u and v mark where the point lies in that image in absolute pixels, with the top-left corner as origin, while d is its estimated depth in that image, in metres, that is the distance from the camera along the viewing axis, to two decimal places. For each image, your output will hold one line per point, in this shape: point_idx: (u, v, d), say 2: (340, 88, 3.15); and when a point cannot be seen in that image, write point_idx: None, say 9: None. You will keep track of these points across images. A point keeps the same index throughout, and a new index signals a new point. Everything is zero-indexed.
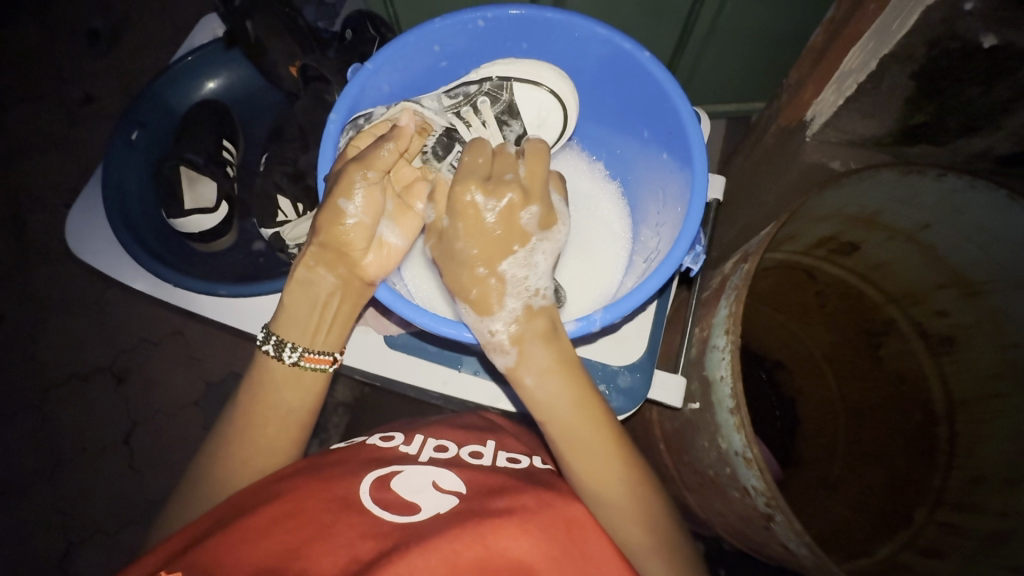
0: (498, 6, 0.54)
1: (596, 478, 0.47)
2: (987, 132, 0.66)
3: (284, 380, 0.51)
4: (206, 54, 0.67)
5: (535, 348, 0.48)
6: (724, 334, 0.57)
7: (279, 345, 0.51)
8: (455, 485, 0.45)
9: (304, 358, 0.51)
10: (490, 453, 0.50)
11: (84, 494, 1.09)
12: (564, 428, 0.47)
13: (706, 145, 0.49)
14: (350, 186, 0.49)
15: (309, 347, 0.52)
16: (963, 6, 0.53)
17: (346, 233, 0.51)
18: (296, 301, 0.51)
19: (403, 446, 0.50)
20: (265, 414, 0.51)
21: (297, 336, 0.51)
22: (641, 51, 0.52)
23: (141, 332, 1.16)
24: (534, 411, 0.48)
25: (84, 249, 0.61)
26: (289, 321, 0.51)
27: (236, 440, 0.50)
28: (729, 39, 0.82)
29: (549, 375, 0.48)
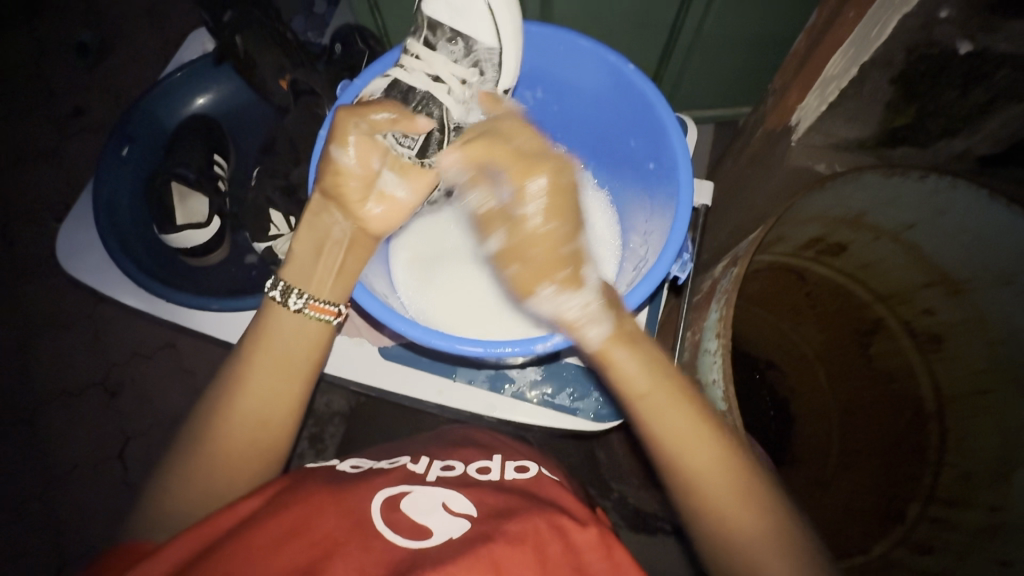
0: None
1: (695, 466, 0.45)
2: (966, 133, 0.67)
3: (287, 328, 0.49)
4: (196, 68, 0.67)
5: (625, 322, 0.49)
6: (715, 338, 0.57)
7: (286, 292, 0.50)
8: (464, 508, 0.45)
9: (310, 306, 0.50)
10: (498, 467, 0.52)
11: (78, 511, 1.08)
12: (663, 405, 0.47)
13: (689, 150, 0.51)
14: (346, 134, 0.52)
15: (315, 296, 0.51)
16: (938, 13, 0.56)
17: (356, 189, 0.54)
18: (304, 241, 0.53)
19: (410, 464, 0.51)
20: (262, 367, 0.48)
21: (308, 284, 0.51)
22: (625, 63, 0.54)
23: (134, 345, 1.16)
24: (629, 384, 0.47)
25: (75, 266, 0.61)
26: (299, 268, 0.52)
27: (235, 399, 0.47)
28: (714, 46, 0.83)
29: (635, 342, 0.49)
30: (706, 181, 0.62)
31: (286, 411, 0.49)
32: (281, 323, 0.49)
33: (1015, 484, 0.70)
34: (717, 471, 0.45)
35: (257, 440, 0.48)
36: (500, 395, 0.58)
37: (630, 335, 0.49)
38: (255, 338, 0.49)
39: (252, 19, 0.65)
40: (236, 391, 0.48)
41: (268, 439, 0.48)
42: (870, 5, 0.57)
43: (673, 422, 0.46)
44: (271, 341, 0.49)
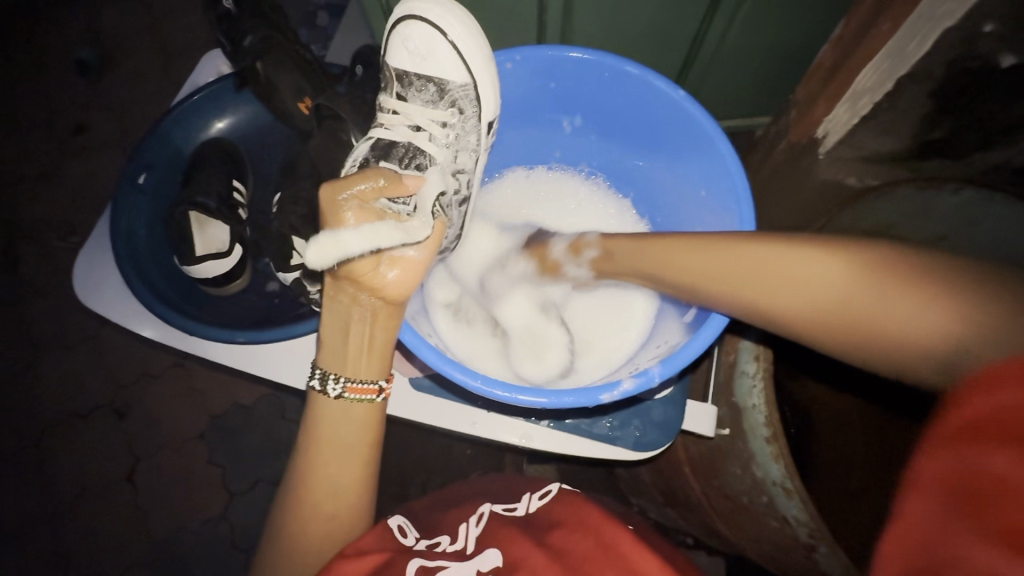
0: (527, 48, 0.55)
1: (841, 283, 0.44)
2: (1004, 144, 0.65)
3: (336, 417, 0.50)
4: (214, 91, 0.65)
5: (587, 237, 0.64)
6: (754, 361, 0.59)
7: (323, 379, 0.50)
8: (493, 563, 0.46)
9: (349, 389, 0.50)
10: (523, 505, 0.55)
11: (86, 535, 1.06)
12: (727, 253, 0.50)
13: (748, 180, 0.50)
14: (337, 212, 0.48)
15: (350, 377, 0.50)
16: (981, 28, 0.55)
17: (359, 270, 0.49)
18: (329, 325, 0.51)
19: (447, 542, 0.50)
20: (321, 458, 0.49)
21: (339, 367, 0.50)
22: (676, 89, 0.53)
23: (142, 365, 1.13)
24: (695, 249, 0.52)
25: (91, 297, 0.59)
26: (331, 352, 0.51)
27: (303, 490, 0.49)
28: (734, 57, 0.82)
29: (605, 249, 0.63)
30: None
31: (352, 498, 0.50)
32: (332, 415, 0.50)
33: None
34: (827, 247, 0.46)
35: (328, 526, 0.49)
36: (537, 425, 0.56)
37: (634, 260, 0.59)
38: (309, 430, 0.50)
39: (274, 45, 0.64)
40: (304, 483, 0.49)
41: (339, 524, 0.49)
42: (909, 17, 0.55)
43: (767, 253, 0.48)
44: (324, 431, 0.50)
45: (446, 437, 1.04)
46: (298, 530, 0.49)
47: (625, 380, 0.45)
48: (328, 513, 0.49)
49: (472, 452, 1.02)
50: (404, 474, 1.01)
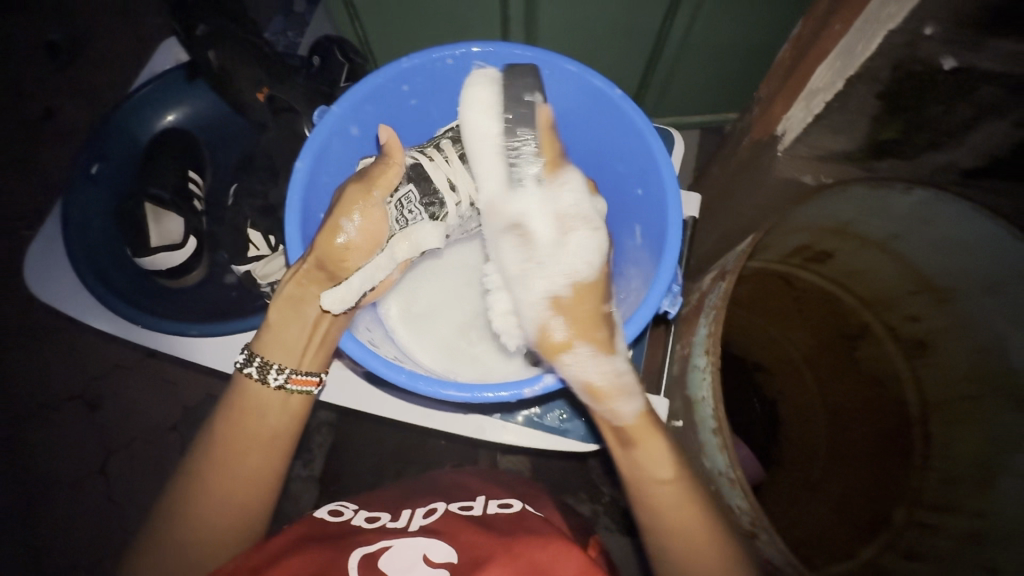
0: (465, 44, 0.55)
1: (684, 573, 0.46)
2: (951, 146, 0.68)
3: (268, 404, 0.50)
4: (167, 83, 0.66)
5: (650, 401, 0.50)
6: (704, 354, 0.56)
7: (263, 368, 0.50)
8: (446, 556, 0.47)
9: (291, 380, 0.50)
10: (480, 505, 0.56)
11: (58, 528, 1.06)
12: (677, 492, 0.48)
13: (675, 175, 0.51)
14: (352, 206, 0.51)
15: (296, 368, 0.50)
16: (923, 31, 0.55)
17: (352, 265, 0.52)
18: (283, 310, 0.50)
19: (389, 522, 0.53)
20: (240, 443, 0.49)
21: (285, 357, 0.50)
22: (612, 87, 0.53)
23: (113, 357, 1.12)
24: (655, 467, 0.48)
25: (41, 288, 0.58)
26: (274, 338, 0.50)
27: (216, 473, 0.48)
28: (698, 55, 0.83)
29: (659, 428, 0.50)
30: (694, 195, 0.63)
31: (262, 485, 0.50)
32: (258, 402, 0.50)
33: (995, 492, 0.69)
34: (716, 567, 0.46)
35: (237, 512, 0.48)
36: (488, 416, 0.57)
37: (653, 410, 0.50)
38: (230, 415, 0.50)
39: (230, 36, 0.64)
40: (218, 466, 0.48)
41: (247, 509, 0.49)
42: (856, 20, 0.58)
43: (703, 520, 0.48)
44: (245, 415, 0.50)
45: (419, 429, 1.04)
46: (206, 516, 0.47)
47: (548, 375, 0.47)
48: (239, 502, 0.48)
49: (445, 444, 1.03)
50: (378, 465, 1.02)
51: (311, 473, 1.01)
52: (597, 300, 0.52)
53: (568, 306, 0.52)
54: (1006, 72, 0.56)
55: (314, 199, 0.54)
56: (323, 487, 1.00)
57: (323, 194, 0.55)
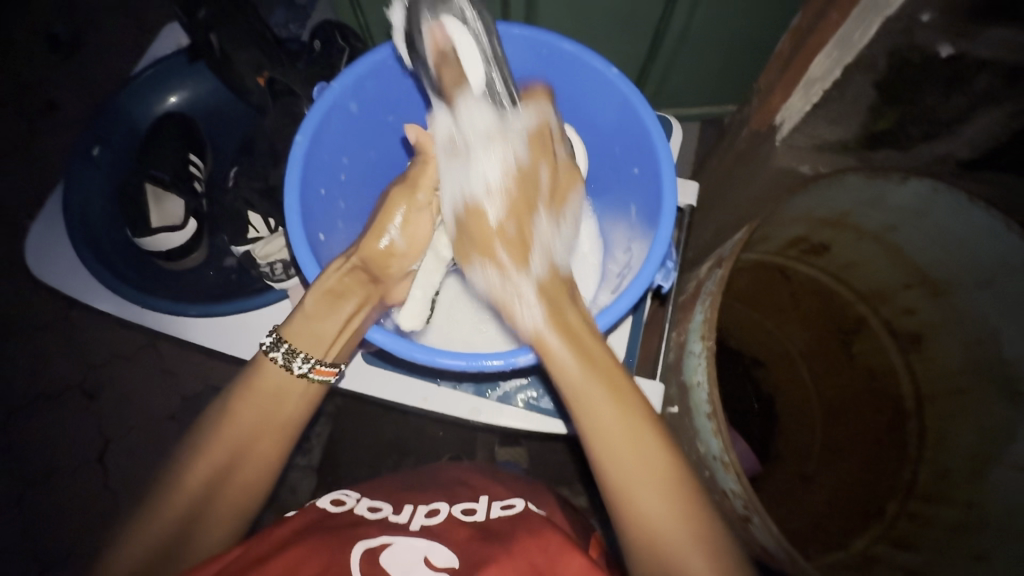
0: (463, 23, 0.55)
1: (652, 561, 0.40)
2: (946, 136, 0.69)
3: (284, 393, 0.49)
4: (167, 66, 0.67)
5: (585, 350, 0.46)
6: (699, 339, 0.56)
7: (290, 355, 0.49)
8: (446, 561, 0.47)
9: (315, 370, 0.49)
10: (484, 508, 0.56)
11: (57, 515, 1.06)
12: (604, 452, 0.43)
13: (671, 152, 0.51)
14: (394, 208, 0.56)
15: (321, 359, 0.50)
16: (921, 18, 0.56)
17: (394, 258, 0.57)
18: (315, 299, 0.50)
19: (393, 516, 0.53)
20: (251, 424, 0.48)
21: (312, 347, 0.50)
22: (608, 67, 0.53)
23: (113, 346, 1.12)
24: (562, 384, 0.45)
25: (39, 267, 0.58)
26: (302, 327, 0.50)
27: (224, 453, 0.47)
28: (696, 46, 0.83)
29: (604, 388, 0.45)
30: (691, 183, 0.63)
31: (269, 466, 0.49)
32: (275, 388, 0.49)
33: (988, 481, 0.69)
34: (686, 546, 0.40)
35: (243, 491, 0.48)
36: (485, 399, 0.57)
37: (573, 327, 0.47)
38: (243, 397, 0.49)
39: (232, 19, 0.65)
40: (227, 448, 0.47)
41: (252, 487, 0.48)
42: (858, 4, 0.58)
43: (654, 508, 0.41)
44: (260, 399, 0.49)
45: (417, 420, 1.05)
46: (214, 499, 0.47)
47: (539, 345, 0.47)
48: (241, 485, 0.47)
49: (443, 435, 1.03)
50: (376, 456, 1.02)
51: (309, 464, 1.01)
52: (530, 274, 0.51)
53: (467, 217, 0.55)
54: (998, 59, 0.58)
55: (314, 175, 0.54)
56: (321, 477, 1.00)
57: (322, 171, 0.55)
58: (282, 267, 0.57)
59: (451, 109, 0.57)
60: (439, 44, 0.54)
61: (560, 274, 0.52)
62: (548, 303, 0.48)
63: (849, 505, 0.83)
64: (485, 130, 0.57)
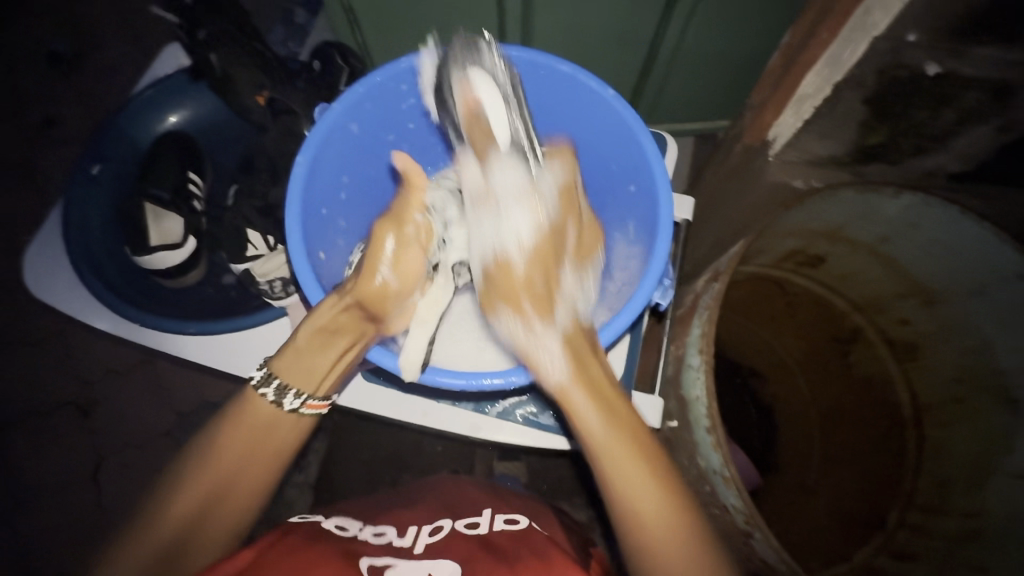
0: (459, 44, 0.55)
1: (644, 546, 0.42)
2: (936, 150, 0.71)
3: (272, 423, 0.48)
4: (168, 86, 0.67)
5: (591, 366, 0.48)
6: (698, 354, 0.56)
7: (280, 390, 0.48)
8: (449, 572, 0.47)
9: (306, 405, 0.49)
10: (486, 521, 0.55)
11: (48, 535, 1.04)
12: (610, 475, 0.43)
13: (666, 170, 0.52)
14: (379, 245, 0.54)
15: (312, 394, 0.49)
16: (906, 37, 0.57)
17: (390, 297, 0.55)
18: (308, 341, 0.49)
19: (397, 539, 0.52)
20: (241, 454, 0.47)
21: (303, 383, 0.49)
22: (605, 88, 0.54)
23: (107, 362, 1.12)
24: (595, 457, 0.44)
25: (39, 283, 0.58)
26: (296, 368, 0.48)
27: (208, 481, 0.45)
28: (688, 63, 0.85)
29: (598, 390, 0.46)
30: (686, 198, 0.63)
31: (256, 497, 0.48)
32: (270, 416, 0.48)
33: (988, 492, 0.69)
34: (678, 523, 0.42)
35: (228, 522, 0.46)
36: (485, 415, 0.57)
37: (595, 382, 0.47)
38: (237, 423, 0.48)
39: (231, 38, 0.65)
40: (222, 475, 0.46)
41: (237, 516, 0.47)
42: (843, 28, 0.57)
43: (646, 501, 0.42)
44: (254, 431, 0.48)
45: (416, 435, 1.04)
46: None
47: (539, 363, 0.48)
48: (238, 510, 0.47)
49: (442, 450, 1.02)
50: (374, 471, 1.01)
51: (307, 480, 1.00)
52: (533, 267, 0.55)
53: (499, 273, 0.56)
54: (983, 76, 0.59)
55: (313, 194, 0.54)
56: (318, 494, 0.99)
57: (321, 191, 0.55)
58: (281, 285, 0.58)
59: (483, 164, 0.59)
60: (470, 101, 0.56)
61: (585, 326, 0.52)
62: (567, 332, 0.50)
63: (850, 518, 0.83)
64: (512, 184, 0.58)
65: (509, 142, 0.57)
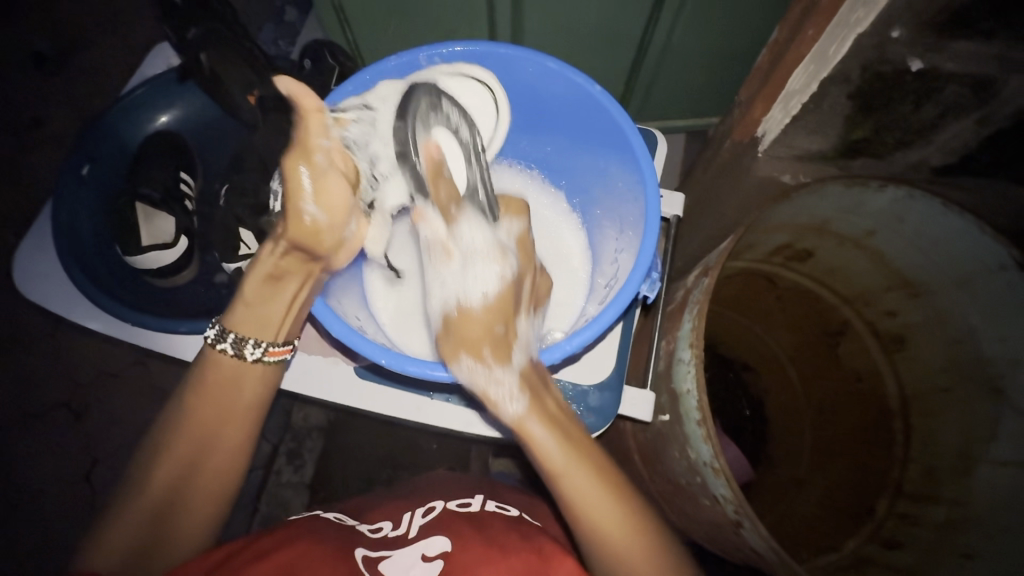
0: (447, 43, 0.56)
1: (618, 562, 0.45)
2: (921, 144, 0.72)
3: (243, 374, 0.50)
4: (157, 84, 0.67)
5: (545, 399, 0.49)
6: (688, 347, 0.57)
7: (239, 342, 0.50)
8: (440, 547, 0.50)
9: (269, 353, 0.51)
10: (478, 501, 0.58)
11: (41, 539, 1.03)
12: (574, 481, 0.46)
13: (653, 165, 0.52)
14: (297, 183, 0.51)
15: (272, 341, 0.51)
16: (890, 34, 0.58)
17: (324, 234, 0.53)
18: (254, 290, 0.51)
19: (392, 531, 0.53)
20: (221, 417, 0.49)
21: (259, 331, 0.51)
22: (592, 84, 0.55)
23: (100, 365, 1.11)
24: (546, 466, 0.47)
25: (27, 284, 0.58)
26: (247, 318, 0.51)
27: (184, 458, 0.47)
28: (678, 61, 0.86)
29: (557, 421, 0.48)
30: (676, 194, 0.64)
31: (225, 471, 0.49)
32: (234, 370, 0.50)
33: (974, 480, 0.71)
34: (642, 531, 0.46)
35: (215, 498, 0.48)
36: (478, 410, 0.58)
37: (552, 417, 0.48)
38: (211, 390, 0.49)
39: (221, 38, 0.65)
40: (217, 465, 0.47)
41: (225, 492, 0.49)
42: (828, 24, 0.60)
43: (597, 499, 0.46)
44: (218, 389, 0.49)
45: (411, 432, 1.04)
46: (209, 498, 0.48)
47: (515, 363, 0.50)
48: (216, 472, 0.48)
49: (437, 447, 1.03)
50: (370, 470, 1.01)
51: (302, 479, 1.00)
52: (490, 314, 0.52)
53: (458, 321, 0.53)
54: (966, 72, 0.60)
55: None
56: (313, 493, 1.00)
57: None
58: None
59: (448, 224, 0.57)
60: (433, 157, 0.56)
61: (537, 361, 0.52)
62: (530, 392, 0.49)
63: (840, 508, 0.84)
64: (479, 241, 0.56)
65: (488, 241, 0.55)
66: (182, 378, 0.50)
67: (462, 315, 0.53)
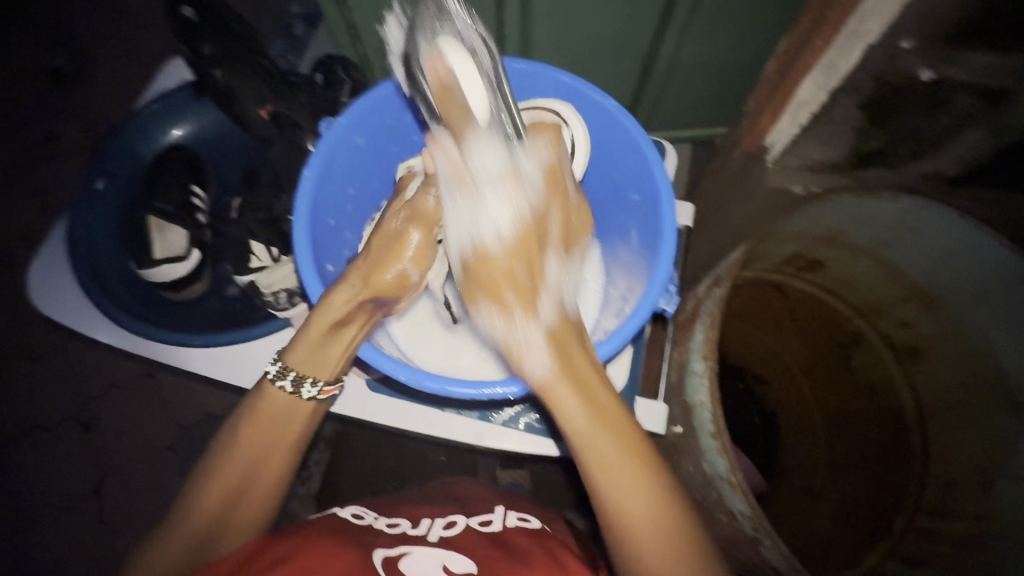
0: None
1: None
2: (933, 154, 0.72)
3: (296, 411, 0.51)
4: (174, 100, 0.69)
5: (602, 402, 0.44)
6: (701, 359, 0.56)
7: (297, 381, 0.50)
8: (464, 566, 0.48)
9: (322, 392, 0.51)
10: (501, 517, 0.57)
11: (49, 552, 1.03)
12: (623, 500, 0.42)
13: (668, 177, 0.53)
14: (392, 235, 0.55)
15: (327, 380, 0.52)
16: (901, 44, 0.58)
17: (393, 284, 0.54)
18: (316, 331, 0.51)
19: (411, 530, 0.53)
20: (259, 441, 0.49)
21: (317, 371, 0.51)
22: (607, 99, 0.56)
23: (109, 376, 1.11)
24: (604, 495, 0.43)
25: (41, 297, 0.59)
26: (308, 358, 0.51)
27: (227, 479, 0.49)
28: (685, 73, 0.86)
29: (634, 460, 0.43)
30: (687, 204, 0.64)
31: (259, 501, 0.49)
32: (286, 406, 0.50)
33: (995, 496, 0.69)
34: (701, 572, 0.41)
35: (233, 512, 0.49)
36: (491, 424, 0.57)
37: (620, 437, 0.43)
38: (259, 420, 0.49)
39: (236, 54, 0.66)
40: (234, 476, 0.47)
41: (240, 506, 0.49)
42: (838, 35, 0.58)
43: (644, 521, 0.42)
44: (271, 419, 0.50)
45: (418, 445, 1.03)
46: (247, 518, 0.48)
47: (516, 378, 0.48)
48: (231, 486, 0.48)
49: (444, 459, 1.02)
50: (378, 481, 1.01)
51: (309, 492, 0.99)
52: (510, 256, 0.50)
53: (477, 262, 0.51)
54: (977, 82, 0.60)
55: (322, 206, 0.56)
56: (320, 505, 0.99)
57: (330, 205, 0.57)
58: (286, 295, 0.59)
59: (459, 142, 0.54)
60: (441, 77, 0.52)
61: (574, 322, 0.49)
62: (560, 354, 0.45)
63: (856, 524, 0.82)
64: (492, 163, 0.54)
65: (504, 164, 0.53)
66: (236, 407, 0.51)
67: (485, 269, 0.51)
